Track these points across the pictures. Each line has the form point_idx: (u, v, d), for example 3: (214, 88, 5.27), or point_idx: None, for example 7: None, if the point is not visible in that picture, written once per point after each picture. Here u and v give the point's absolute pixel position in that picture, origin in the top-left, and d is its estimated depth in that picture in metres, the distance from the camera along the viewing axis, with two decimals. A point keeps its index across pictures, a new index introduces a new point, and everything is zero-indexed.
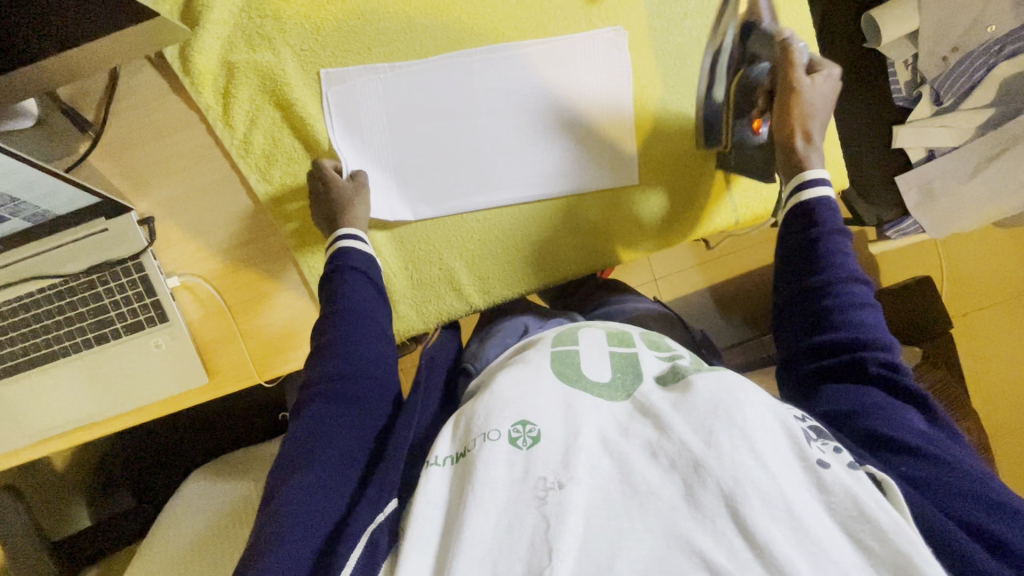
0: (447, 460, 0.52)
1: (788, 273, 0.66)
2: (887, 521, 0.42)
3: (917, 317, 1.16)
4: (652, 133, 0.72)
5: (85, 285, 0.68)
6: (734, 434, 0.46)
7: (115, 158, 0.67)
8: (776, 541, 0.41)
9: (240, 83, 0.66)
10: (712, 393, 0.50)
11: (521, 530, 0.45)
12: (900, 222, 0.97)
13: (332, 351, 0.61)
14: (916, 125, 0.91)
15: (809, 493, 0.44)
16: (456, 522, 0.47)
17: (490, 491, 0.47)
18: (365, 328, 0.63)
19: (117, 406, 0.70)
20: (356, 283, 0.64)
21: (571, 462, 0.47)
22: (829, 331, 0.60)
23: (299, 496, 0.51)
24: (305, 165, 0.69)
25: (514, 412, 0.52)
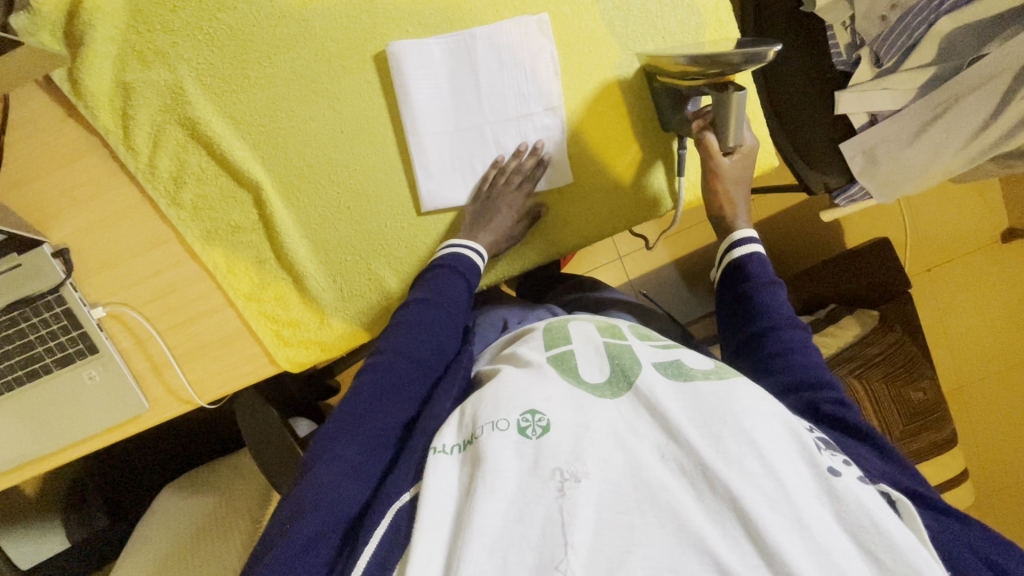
0: (455, 448, 0.52)
1: (732, 323, 0.68)
2: (900, 535, 0.42)
3: (878, 279, 1.17)
4: (574, 124, 0.71)
5: (6, 323, 0.66)
6: (743, 441, 0.45)
7: (17, 190, 0.65)
8: (787, 550, 0.41)
9: (138, 103, 0.63)
10: (721, 396, 0.49)
11: (533, 520, 0.44)
12: (848, 188, 0.96)
13: (403, 335, 0.63)
14: (858, 89, 0.89)
15: (819, 498, 0.44)
16: (465, 507, 0.46)
17: (501, 480, 0.46)
18: (439, 320, 0.65)
19: (60, 440, 0.70)
20: (445, 278, 0.67)
21: (584, 455, 0.46)
22: (772, 378, 0.61)
23: (337, 465, 0.52)
24: (216, 183, 0.67)
25: (523, 402, 0.50)
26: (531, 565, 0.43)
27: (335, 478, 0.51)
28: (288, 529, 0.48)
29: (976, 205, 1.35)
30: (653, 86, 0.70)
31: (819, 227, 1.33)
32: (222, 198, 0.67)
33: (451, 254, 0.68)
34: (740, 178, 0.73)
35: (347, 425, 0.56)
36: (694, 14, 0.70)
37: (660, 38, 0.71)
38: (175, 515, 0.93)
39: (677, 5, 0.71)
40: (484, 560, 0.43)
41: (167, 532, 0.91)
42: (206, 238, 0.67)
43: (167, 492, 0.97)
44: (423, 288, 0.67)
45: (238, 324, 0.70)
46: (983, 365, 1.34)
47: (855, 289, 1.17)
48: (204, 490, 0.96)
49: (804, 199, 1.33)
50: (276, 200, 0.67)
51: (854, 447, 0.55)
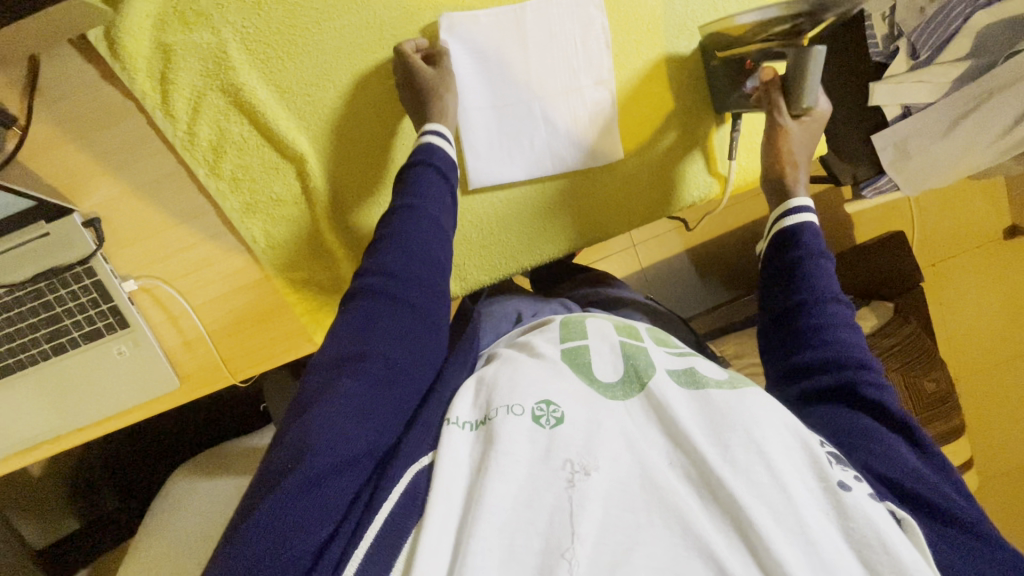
0: (468, 424, 0.50)
1: (771, 290, 0.66)
2: (908, 556, 0.40)
3: (891, 271, 1.19)
4: (624, 104, 0.70)
5: (33, 294, 0.64)
6: (750, 449, 0.44)
7: (48, 154, 0.62)
8: (788, 563, 0.40)
9: (179, 67, 0.60)
10: (731, 404, 0.48)
11: (541, 507, 0.43)
12: (876, 179, 0.95)
13: (392, 253, 0.57)
14: (892, 82, 0.88)
15: (823, 511, 0.43)
16: (474, 488, 0.45)
17: (512, 463, 0.45)
18: (430, 231, 0.59)
19: (87, 416, 0.68)
20: (424, 179, 0.60)
21: (595, 448, 0.45)
22: (805, 349, 0.60)
23: (342, 402, 0.48)
24: (259, 155, 0.64)
25: (538, 391, 0.49)
26: (537, 551, 0.42)
27: (338, 419, 0.47)
28: (291, 470, 0.44)
29: (983, 203, 1.37)
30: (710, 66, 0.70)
31: (832, 220, 1.36)
32: (264, 169, 0.65)
33: (424, 149, 0.61)
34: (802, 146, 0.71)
35: (343, 360, 0.51)
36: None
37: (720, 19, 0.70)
38: (194, 496, 0.91)
39: None
40: (491, 543, 0.41)
41: (182, 513, 0.89)
42: (246, 211, 0.65)
43: (183, 473, 0.95)
44: (405, 193, 0.60)
45: (273, 301, 0.68)
46: (981, 359, 1.37)
47: (869, 282, 1.20)
48: (220, 470, 0.94)
49: (820, 191, 1.34)
50: (321, 173, 0.65)
51: (882, 434, 0.54)
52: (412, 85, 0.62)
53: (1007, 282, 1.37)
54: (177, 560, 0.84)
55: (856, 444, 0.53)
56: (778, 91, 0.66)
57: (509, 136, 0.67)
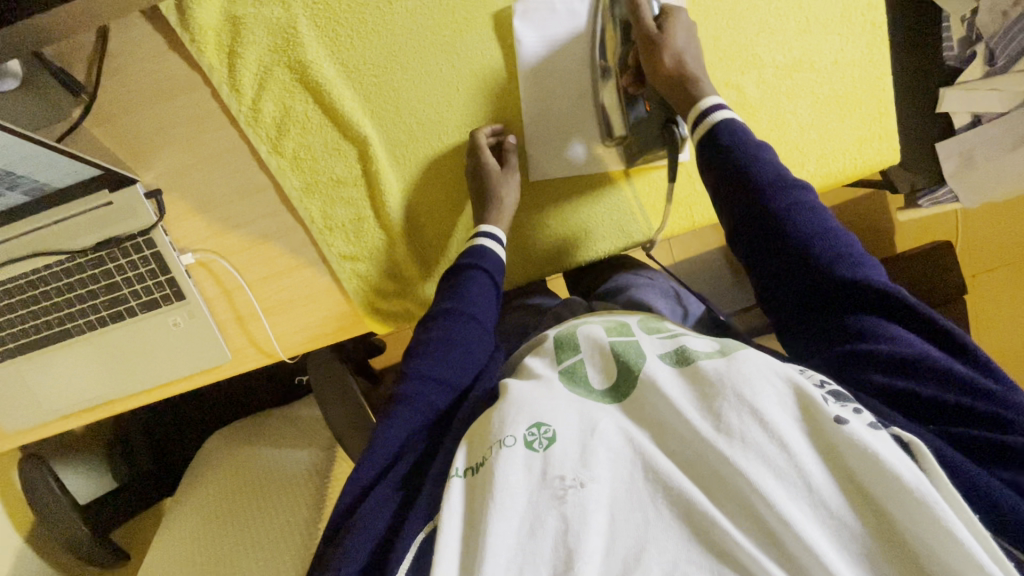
0: (468, 471, 0.46)
1: (734, 213, 0.58)
2: (910, 478, 0.38)
3: (936, 282, 1.16)
4: None
5: (94, 262, 0.64)
6: (743, 413, 0.42)
7: (113, 123, 0.62)
8: (796, 517, 0.38)
9: (247, 41, 0.60)
10: (719, 371, 0.45)
11: (545, 533, 0.40)
12: (935, 190, 0.94)
13: (431, 358, 0.58)
14: (967, 88, 0.86)
15: (826, 459, 0.41)
16: (476, 526, 0.41)
17: (512, 496, 0.41)
18: (474, 335, 0.60)
19: (139, 384, 0.70)
20: (469, 280, 0.62)
21: (589, 459, 0.42)
22: (776, 261, 0.56)
23: (368, 509, 0.48)
24: (320, 134, 0.64)
25: (528, 415, 0.45)
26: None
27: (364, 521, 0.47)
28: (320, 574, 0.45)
29: None
30: None
31: (875, 226, 1.33)
32: (325, 149, 0.64)
33: (473, 252, 0.63)
34: (687, 42, 0.60)
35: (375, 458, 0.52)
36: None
37: (804, 18, 0.63)
38: (232, 464, 0.92)
39: None
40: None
41: (215, 482, 0.91)
42: (305, 189, 0.65)
43: (212, 446, 0.97)
44: (449, 296, 0.61)
45: (328, 281, 0.68)
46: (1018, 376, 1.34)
47: (912, 292, 1.17)
48: (251, 440, 0.95)
49: (866, 195, 1.31)
50: (382, 156, 0.65)
51: (866, 327, 0.51)
52: (479, 179, 0.64)
53: None
54: (215, 526, 0.86)
55: (850, 356, 0.51)
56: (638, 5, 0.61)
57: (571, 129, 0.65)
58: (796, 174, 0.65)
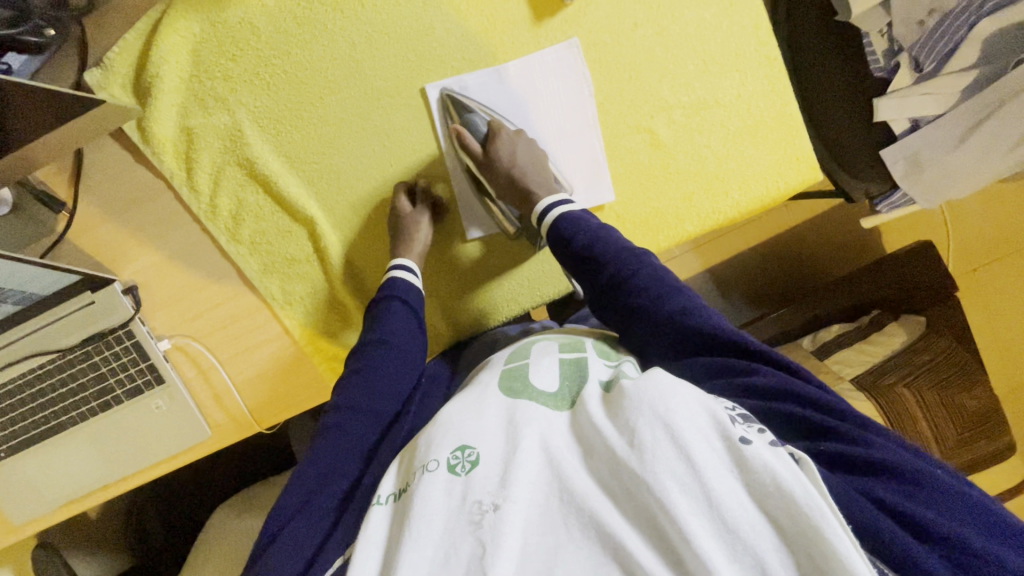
0: (391, 497, 0.47)
1: (587, 276, 0.62)
2: (802, 494, 0.39)
3: (922, 284, 1.14)
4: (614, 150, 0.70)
5: (82, 357, 0.71)
6: (655, 427, 0.42)
7: (90, 231, 0.69)
8: (695, 533, 0.38)
9: (200, 148, 0.67)
10: (635, 389, 0.46)
11: (458, 562, 0.40)
12: (889, 196, 0.95)
13: (353, 389, 0.58)
14: (899, 95, 0.88)
15: (730, 476, 0.41)
16: (392, 555, 0.42)
17: (427, 525, 0.42)
18: (398, 364, 0.62)
19: (129, 466, 0.74)
20: (390, 310, 0.64)
21: (508, 479, 0.43)
22: (653, 313, 0.58)
23: (282, 548, 0.47)
24: (273, 220, 0.70)
25: (453, 437, 0.47)
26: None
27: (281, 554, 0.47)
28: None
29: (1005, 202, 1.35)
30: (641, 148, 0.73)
31: (855, 233, 1.33)
32: (279, 233, 0.70)
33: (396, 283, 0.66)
34: (515, 153, 0.67)
35: (291, 493, 0.51)
36: (753, 17, 0.66)
37: (702, 61, 0.66)
38: (228, 537, 0.94)
39: (736, 11, 0.66)
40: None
41: (212, 567, 0.92)
42: (264, 271, 0.71)
43: (204, 533, 0.98)
44: (372, 328, 0.63)
45: (290, 352, 0.72)
46: None
47: (896, 297, 1.15)
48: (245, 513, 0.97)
49: (838, 204, 1.32)
50: (330, 232, 0.71)
51: (743, 372, 0.52)
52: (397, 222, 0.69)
53: None
54: None
55: (744, 390, 0.51)
56: (459, 131, 0.67)
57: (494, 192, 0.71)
58: (721, 202, 0.69)
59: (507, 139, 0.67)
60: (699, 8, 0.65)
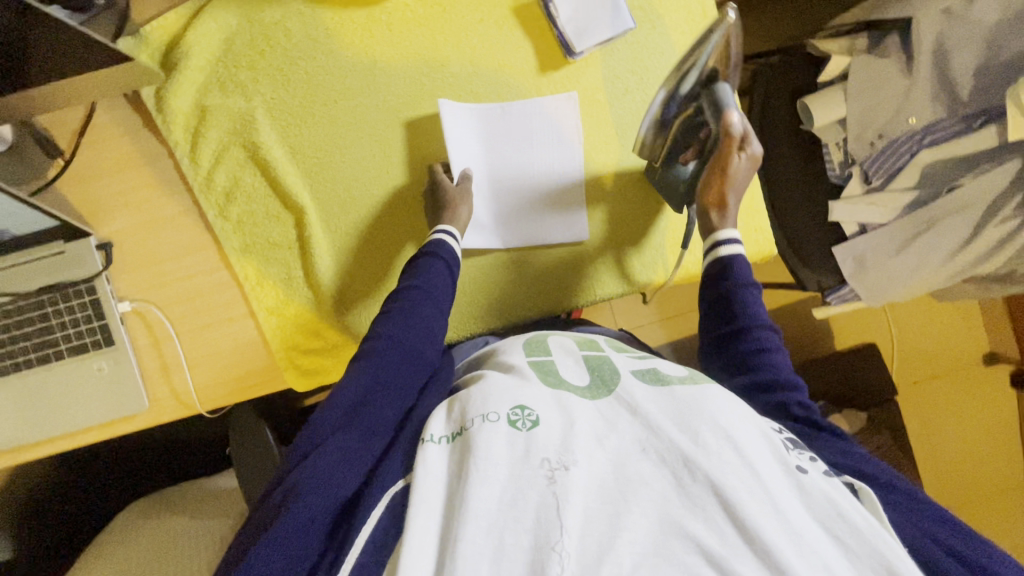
0: (445, 439, 0.50)
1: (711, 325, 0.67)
2: (862, 520, 0.43)
3: (867, 383, 1.21)
4: (603, 190, 0.76)
5: (34, 305, 0.69)
6: (719, 434, 0.46)
7: (82, 183, 0.71)
8: (763, 527, 0.41)
9: (210, 124, 0.71)
10: (692, 394, 0.50)
11: (526, 505, 0.43)
12: (839, 289, 1.04)
13: (397, 327, 0.62)
14: (849, 202, 0.99)
15: (788, 487, 0.45)
16: (456, 493, 0.45)
17: (493, 467, 0.45)
18: (432, 314, 0.64)
19: (51, 428, 0.70)
20: (432, 266, 0.66)
21: (572, 445, 0.46)
22: (752, 375, 0.62)
23: (332, 453, 0.51)
24: (264, 203, 0.73)
25: (512, 397, 0.50)
26: (527, 546, 0.41)
27: (332, 466, 0.50)
28: (285, 505, 0.47)
29: (945, 321, 1.47)
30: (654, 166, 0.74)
31: (811, 327, 1.41)
32: (267, 216, 0.73)
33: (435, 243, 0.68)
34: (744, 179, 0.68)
35: (336, 416, 0.54)
36: None
37: None
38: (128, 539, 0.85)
39: None
40: (478, 544, 0.41)
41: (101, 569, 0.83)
42: (243, 250, 0.72)
43: (106, 531, 0.90)
44: (413, 276, 0.65)
45: (254, 335, 0.73)
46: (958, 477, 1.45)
47: (843, 392, 1.21)
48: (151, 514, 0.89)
49: (796, 298, 1.41)
50: (316, 224, 0.73)
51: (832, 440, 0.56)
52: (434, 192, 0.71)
53: (972, 408, 1.46)
54: None
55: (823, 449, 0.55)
56: (731, 131, 0.64)
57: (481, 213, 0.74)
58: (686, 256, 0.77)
59: (747, 158, 0.68)
60: None
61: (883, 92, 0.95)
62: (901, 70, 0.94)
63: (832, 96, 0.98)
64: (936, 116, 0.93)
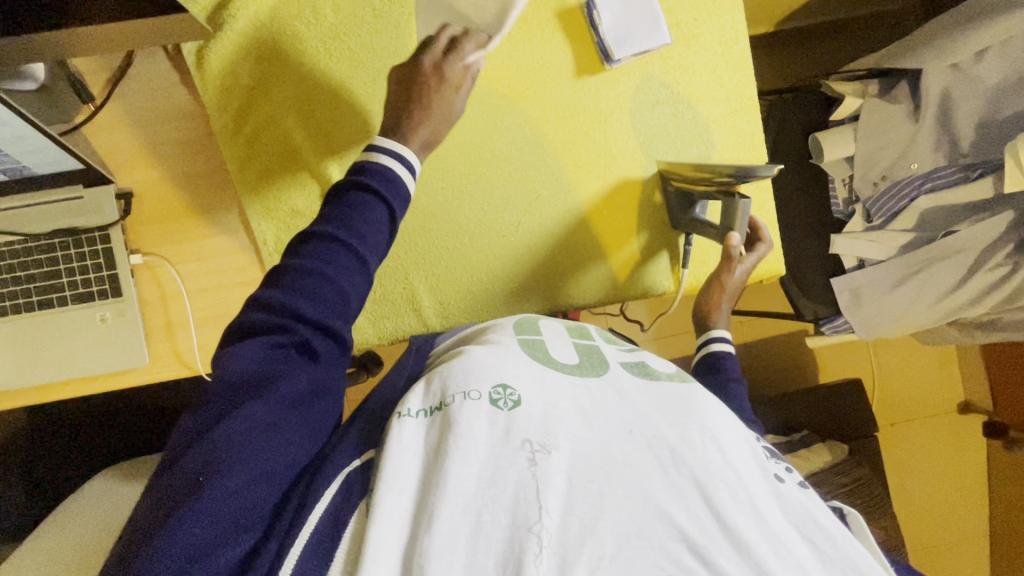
0: (422, 413, 0.47)
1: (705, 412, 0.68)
2: (840, 531, 0.43)
3: (850, 418, 1.24)
4: (628, 193, 0.76)
5: (45, 248, 0.68)
6: (710, 435, 0.45)
7: (110, 131, 0.70)
8: (745, 529, 0.41)
9: (248, 88, 0.71)
10: (683, 390, 0.49)
11: (504, 484, 0.42)
12: (834, 319, 1.06)
13: (310, 288, 0.53)
14: (851, 237, 1.02)
15: (772, 493, 0.44)
16: (432, 468, 0.43)
17: (473, 445, 0.43)
18: (355, 271, 0.55)
19: (45, 375, 0.69)
20: (363, 213, 0.57)
21: (555, 429, 0.44)
22: None
23: (246, 431, 0.45)
24: (291, 172, 0.73)
25: (494, 374, 0.47)
26: (504, 525, 0.41)
27: (249, 440, 0.44)
28: (200, 481, 0.42)
29: (927, 367, 1.52)
30: (666, 188, 0.75)
31: (800, 358, 1.45)
32: (293, 184, 0.73)
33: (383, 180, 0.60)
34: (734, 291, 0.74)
35: (247, 381, 0.48)
36: (753, 125, 0.77)
37: (703, 147, 0.77)
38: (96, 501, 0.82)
39: (739, 114, 0.77)
40: (455, 519, 0.40)
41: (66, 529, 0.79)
42: (265, 215, 0.72)
43: (76, 492, 0.86)
44: (339, 226, 0.56)
45: None
46: (923, 516, 1.49)
47: (825, 423, 1.24)
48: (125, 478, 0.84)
49: (788, 328, 1.45)
50: None
51: None
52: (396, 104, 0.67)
53: (944, 453, 1.51)
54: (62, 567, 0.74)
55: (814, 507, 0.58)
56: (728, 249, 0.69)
57: (504, 204, 0.74)
58: (698, 269, 0.77)
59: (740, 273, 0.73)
60: (710, 105, 0.77)
61: (888, 137, 1.01)
62: (907, 117, 0.99)
63: (843, 134, 1.02)
64: (936, 163, 0.98)
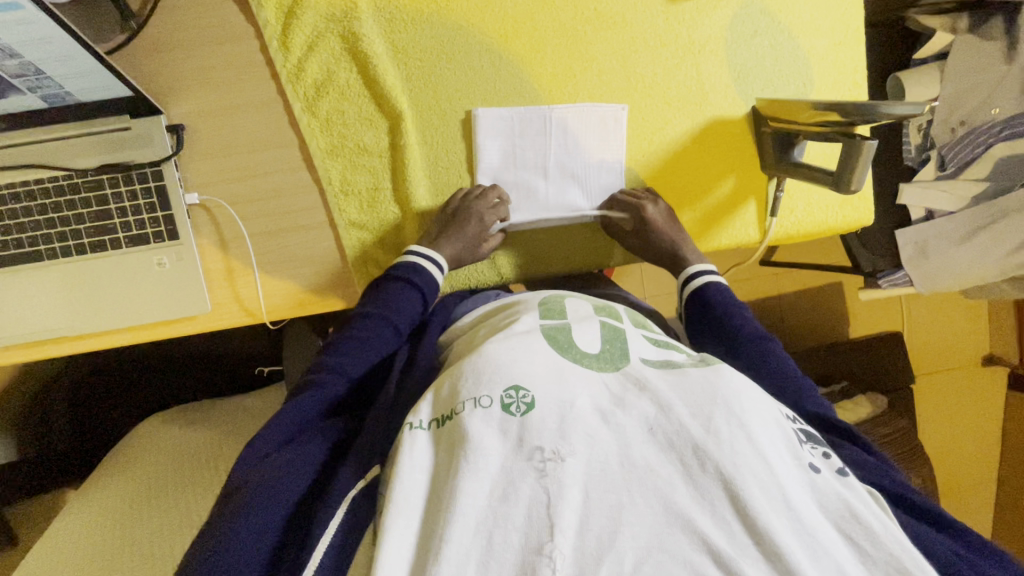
0: (434, 423, 0.44)
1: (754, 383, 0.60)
2: (876, 522, 0.40)
3: (891, 369, 1.24)
4: (715, 133, 0.71)
5: (91, 184, 0.62)
6: (734, 424, 0.41)
7: (154, 54, 0.63)
8: (775, 529, 0.38)
9: (307, 6, 0.64)
10: (704, 374, 0.45)
11: (518, 500, 0.38)
12: (894, 273, 1.03)
13: (343, 351, 0.60)
14: (920, 187, 0.98)
15: (802, 482, 0.41)
16: (442, 486, 0.40)
17: (485, 458, 0.39)
18: (384, 336, 0.62)
19: (100, 322, 0.65)
20: (395, 290, 0.65)
21: (570, 432, 0.40)
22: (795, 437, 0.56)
23: (268, 472, 0.48)
24: (357, 104, 0.67)
25: (506, 376, 0.43)
26: (518, 546, 0.38)
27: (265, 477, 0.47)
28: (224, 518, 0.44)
29: (960, 318, 1.52)
30: (763, 131, 0.70)
31: (836, 309, 1.44)
32: (359, 118, 0.67)
33: (412, 267, 0.66)
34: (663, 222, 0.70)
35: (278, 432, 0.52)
36: (854, 60, 0.72)
37: (803, 84, 0.72)
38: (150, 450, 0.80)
39: (840, 49, 0.72)
40: (467, 544, 0.37)
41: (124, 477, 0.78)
42: (329, 152, 0.67)
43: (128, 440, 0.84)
44: (374, 302, 0.64)
45: (331, 245, 0.67)
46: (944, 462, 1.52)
47: (866, 374, 1.24)
48: (180, 422, 0.82)
49: (827, 279, 1.43)
50: (412, 133, 0.68)
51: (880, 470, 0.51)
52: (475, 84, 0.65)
53: (968, 402, 1.53)
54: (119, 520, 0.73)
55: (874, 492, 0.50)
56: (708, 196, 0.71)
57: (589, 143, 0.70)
58: (785, 217, 0.73)
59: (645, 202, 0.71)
60: (811, 38, 0.71)
61: (975, 79, 0.94)
62: (1000, 56, 0.91)
63: (921, 76, 0.97)
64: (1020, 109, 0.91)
